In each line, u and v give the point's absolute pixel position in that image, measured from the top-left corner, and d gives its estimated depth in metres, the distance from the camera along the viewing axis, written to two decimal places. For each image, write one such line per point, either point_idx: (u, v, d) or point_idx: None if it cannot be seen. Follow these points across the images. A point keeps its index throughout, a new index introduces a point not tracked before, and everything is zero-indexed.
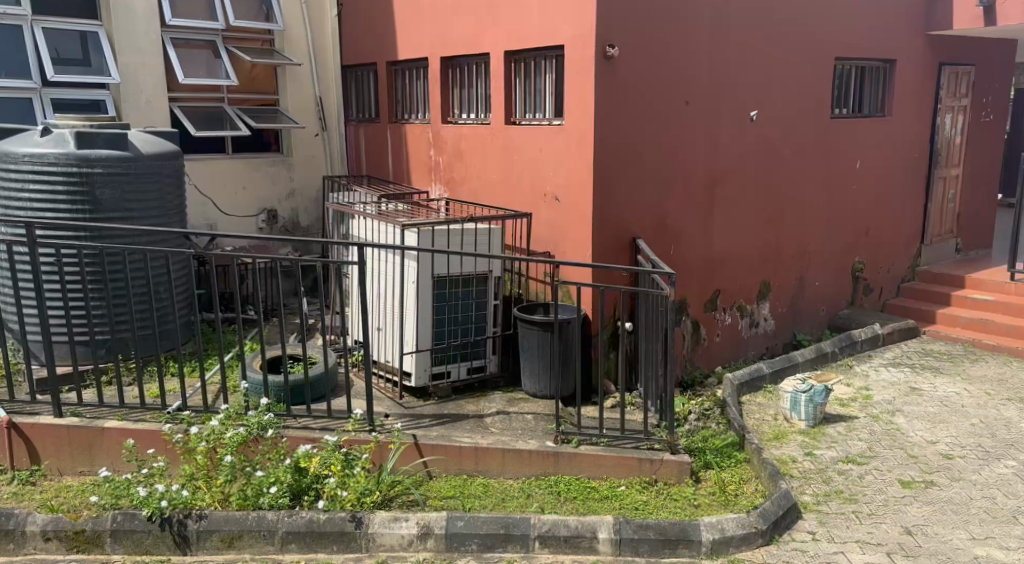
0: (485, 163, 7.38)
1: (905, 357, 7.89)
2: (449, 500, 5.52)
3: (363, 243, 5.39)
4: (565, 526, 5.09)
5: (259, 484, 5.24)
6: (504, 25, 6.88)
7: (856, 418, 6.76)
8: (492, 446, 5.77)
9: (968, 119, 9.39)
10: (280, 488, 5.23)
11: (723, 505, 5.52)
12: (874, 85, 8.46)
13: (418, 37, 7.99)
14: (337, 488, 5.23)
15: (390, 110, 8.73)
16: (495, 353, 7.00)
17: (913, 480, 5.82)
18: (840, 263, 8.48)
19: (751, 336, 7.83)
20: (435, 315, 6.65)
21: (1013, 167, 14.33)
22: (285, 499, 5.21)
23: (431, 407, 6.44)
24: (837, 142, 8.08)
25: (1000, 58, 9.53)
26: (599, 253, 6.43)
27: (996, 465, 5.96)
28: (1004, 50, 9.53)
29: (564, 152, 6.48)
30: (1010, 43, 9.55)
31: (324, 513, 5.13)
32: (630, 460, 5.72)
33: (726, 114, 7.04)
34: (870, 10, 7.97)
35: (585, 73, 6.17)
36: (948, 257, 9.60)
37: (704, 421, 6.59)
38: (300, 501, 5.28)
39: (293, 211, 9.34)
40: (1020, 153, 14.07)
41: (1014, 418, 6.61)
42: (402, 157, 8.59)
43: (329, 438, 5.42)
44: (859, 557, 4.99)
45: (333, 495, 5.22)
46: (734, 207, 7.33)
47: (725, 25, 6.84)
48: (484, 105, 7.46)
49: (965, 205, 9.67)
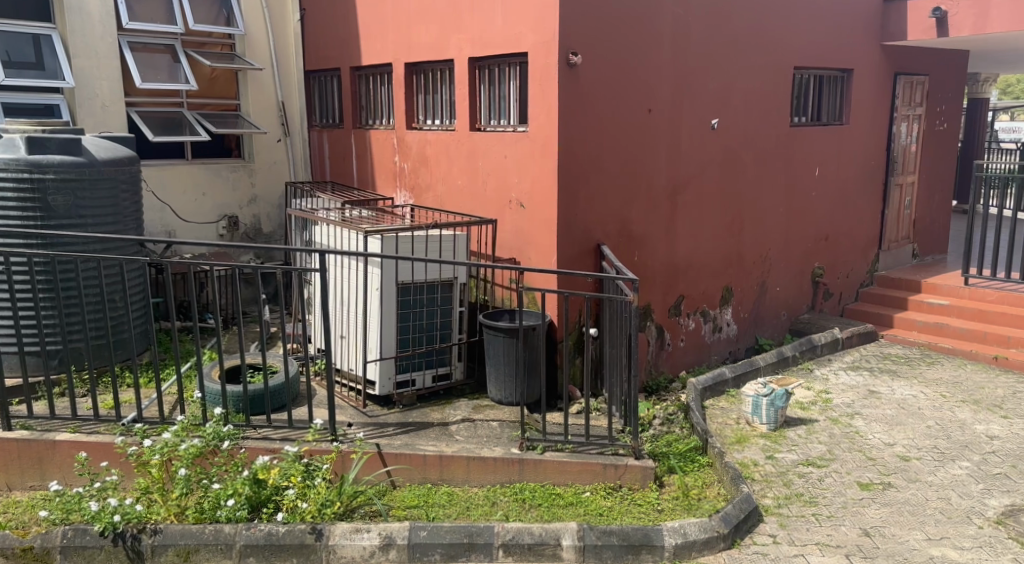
0: (450, 168, 7.37)
1: (864, 361, 8.04)
2: (413, 510, 5.46)
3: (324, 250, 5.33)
4: (530, 534, 5.07)
5: (216, 496, 5.13)
6: (469, 31, 6.88)
7: (816, 422, 6.86)
8: (457, 453, 5.74)
9: (923, 128, 9.64)
10: (238, 500, 5.11)
11: (686, 510, 5.54)
12: (832, 94, 8.65)
13: (382, 42, 7.96)
14: (297, 499, 5.17)
15: (354, 115, 8.66)
16: (461, 360, 6.97)
17: (871, 482, 5.92)
18: (801, 269, 8.63)
19: (715, 341, 7.92)
20: (399, 322, 6.61)
21: (964, 177, 14.73)
22: (243, 511, 5.10)
23: (396, 415, 6.38)
24: (796, 150, 8.23)
25: (952, 69, 9.82)
26: (565, 259, 6.44)
27: (951, 466, 6.10)
28: (955, 61, 9.81)
29: (528, 159, 6.50)
30: (962, 54, 9.85)
31: (284, 525, 5.05)
32: (596, 465, 5.73)
33: (687, 122, 7.13)
34: (828, 20, 8.15)
35: (549, 80, 6.21)
36: (904, 262, 9.83)
37: (668, 426, 6.63)
38: (259, 512, 5.18)
39: (255, 218, 9.22)
40: (971, 165, 14.50)
41: (969, 420, 6.77)
42: (366, 163, 8.52)
43: (290, 449, 5.33)
44: (818, 559, 5.05)
45: (294, 506, 5.15)
46: (696, 214, 7.41)
47: (686, 35, 6.93)
48: (450, 110, 7.44)
49: (921, 212, 9.92)
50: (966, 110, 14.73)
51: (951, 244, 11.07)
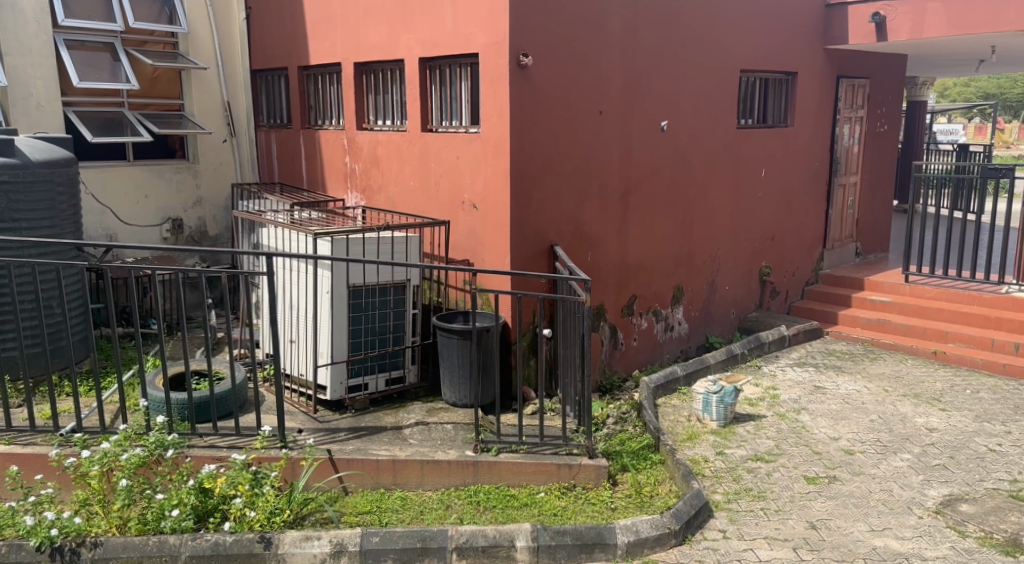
0: (402, 169, 7.30)
1: (810, 357, 8.23)
2: (365, 515, 5.40)
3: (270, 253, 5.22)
4: (483, 536, 5.04)
5: (160, 507, 4.99)
6: (420, 31, 6.83)
7: (764, 417, 7.00)
8: (410, 457, 5.69)
9: (864, 130, 9.92)
10: (183, 511, 4.99)
11: (638, 508, 5.58)
12: (778, 97, 8.84)
13: (330, 42, 7.85)
14: (245, 508, 5.04)
15: (302, 115, 8.52)
16: (414, 363, 6.93)
17: (817, 476, 6.06)
18: (748, 268, 8.80)
19: (667, 340, 8.02)
20: (351, 326, 6.53)
21: (904, 178, 15.19)
22: (189, 521, 4.98)
23: (348, 420, 6.31)
24: (743, 151, 8.38)
25: (891, 73, 10.13)
26: (518, 260, 6.45)
27: (894, 458, 6.28)
28: (893, 65, 10.12)
29: (480, 160, 6.49)
30: (900, 58, 10.16)
31: (231, 535, 4.93)
32: (550, 466, 5.74)
33: (637, 124, 7.20)
34: (772, 25, 8.32)
35: (500, 82, 6.20)
36: (847, 261, 10.10)
37: (622, 425, 6.69)
38: (205, 522, 5.06)
39: (200, 220, 9.01)
40: (909, 166, 14.95)
41: (909, 413, 6.98)
42: (315, 164, 8.40)
43: (237, 457, 5.16)
44: (767, 553, 5.14)
45: (241, 515, 5.03)
46: (648, 215, 7.49)
47: (635, 38, 7.01)
48: (401, 110, 7.38)
49: (864, 212, 10.21)
50: (905, 113, 15.17)
51: (892, 243, 11.42)
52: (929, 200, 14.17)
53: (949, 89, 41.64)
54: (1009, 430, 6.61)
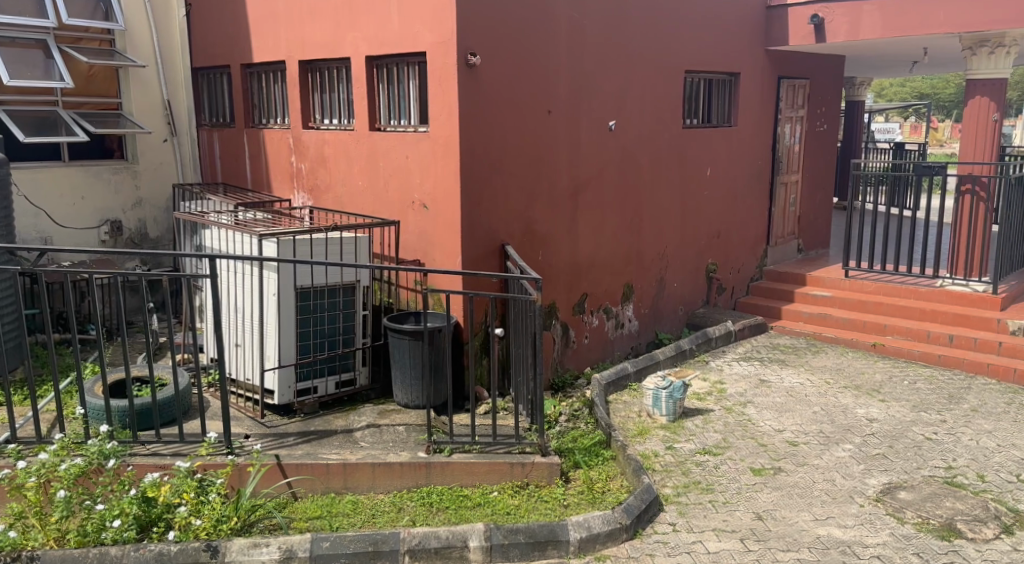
0: (349, 168, 7.22)
1: (755, 351, 8.41)
2: (315, 521, 5.32)
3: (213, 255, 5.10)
4: (435, 538, 5.01)
5: (101, 518, 4.85)
6: (366, 29, 6.76)
7: (712, 411, 7.13)
8: (361, 461, 5.62)
9: (805, 130, 10.17)
10: (124, 521, 4.87)
11: (590, 503, 5.61)
12: (721, 97, 9.00)
13: (273, 40, 7.72)
14: (190, 516, 4.92)
15: (246, 114, 8.36)
16: (365, 365, 6.87)
17: (763, 467, 6.20)
18: (695, 266, 8.94)
19: (617, 337, 8.10)
20: (299, 329, 6.44)
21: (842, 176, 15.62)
22: (131, 532, 4.86)
23: (297, 424, 6.22)
24: (689, 151, 8.51)
25: (830, 74, 10.41)
26: (469, 259, 6.44)
27: (836, 449, 6.46)
28: (831, 66, 10.40)
29: (429, 159, 6.46)
30: (838, 59, 10.45)
31: (176, 544, 4.81)
32: (502, 465, 5.74)
33: (586, 124, 7.25)
34: (715, 26, 8.47)
35: (448, 82, 6.18)
36: (790, 257, 10.35)
37: (574, 422, 6.75)
38: (148, 533, 4.94)
39: (140, 222, 8.76)
40: (847, 164, 15.38)
41: (850, 404, 7.19)
42: (260, 164, 8.25)
43: (181, 465, 5.08)
44: (715, 545, 5.23)
45: (186, 524, 4.91)
46: (597, 214, 7.55)
47: (582, 39, 7.06)
48: (348, 109, 7.30)
49: (805, 209, 10.48)
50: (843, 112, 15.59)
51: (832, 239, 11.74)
52: (867, 197, 14.61)
53: (884, 89, 42.90)
54: (944, 419, 6.85)
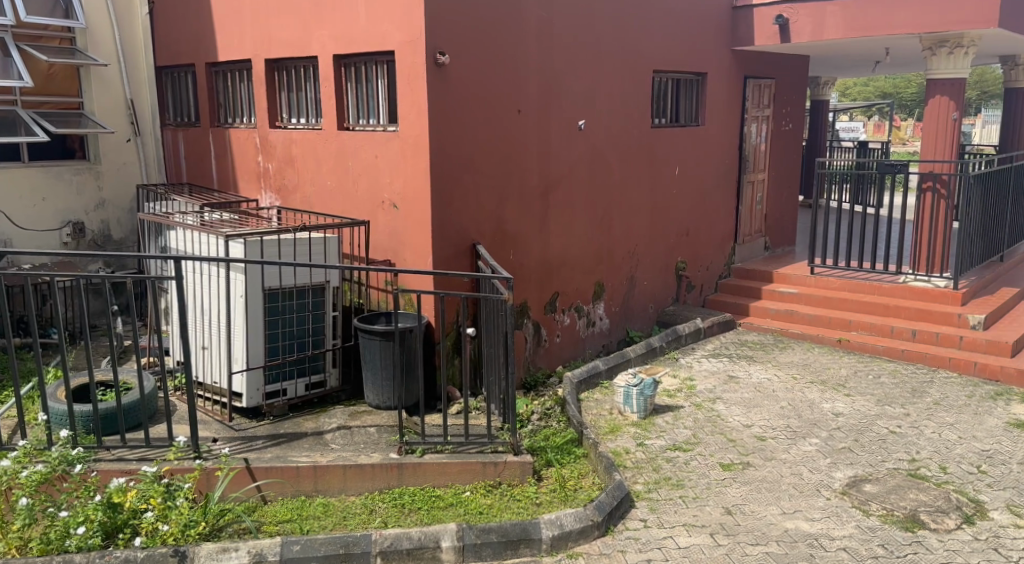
0: (318, 168, 7.15)
1: (724, 348, 8.50)
2: (286, 524, 5.26)
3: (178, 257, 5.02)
4: (408, 539, 4.99)
5: (64, 525, 4.77)
6: (333, 28, 6.71)
7: (682, 408, 7.19)
8: (332, 463, 5.58)
9: (770, 129, 10.30)
10: (89, 528, 4.78)
11: (563, 501, 5.62)
12: (689, 96, 9.08)
13: (238, 38, 7.62)
14: (157, 521, 4.86)
15: (212, 114, 8.25)
16: (335, 367, 6.82)
17: (732, 463, 6.27)
18: (665, 264, 9.02)
19: (588, 335, 8.14)
20: (268, 330, 6.37)
21: (807, 174, 15.88)
22: (96, 539, 4.77)
23: (266, 427, 6.15)
24: (657, 150, 8.57)
25: (794, 74, 10.55)
26: (440, 259, 6.42)
27: (803, 443, 6.55)
28: (796, 66, 10.55)
29: (399, 159, 6.44)
30: (802, 59, 10.59)
31: (142, 550, 4.73)
32: (474, 465, 5.73)
33: (555, 123, 7.27)
34: (682, 26, 8.54)
35: (417, 81, 6.16)
36: (757, 254, 10.48)
37: (546, 421, 6.77)
38: (114, 539, 4.85)
39: (103, 223, 8.60)
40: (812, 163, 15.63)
41: (817, 399, 7.30)
42: (226, 164, 8.15)
43: (147, 469, 5.02)
44: (685, 540, 5.27)
45: (153, 530, 4.85)
46: (567, 212, 7.57)
47: (551, 39, 7.08)
48: (315, 108, 7.23)
49: (771, 207, 10.62)
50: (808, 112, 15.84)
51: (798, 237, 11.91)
52: (832, 196, 14.85)
53: (847, 89, 43.75)
54: (907, 413, 6.99)
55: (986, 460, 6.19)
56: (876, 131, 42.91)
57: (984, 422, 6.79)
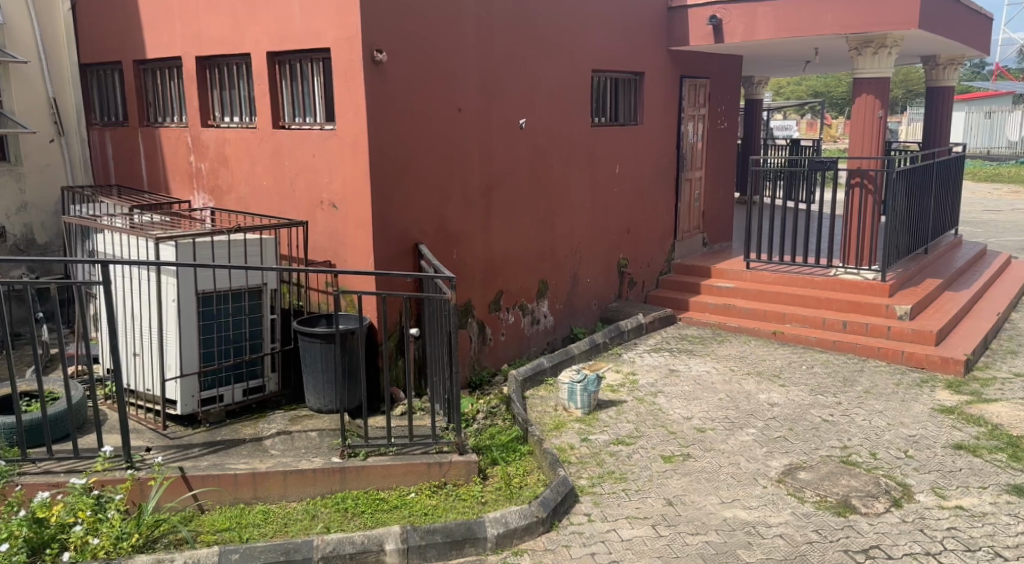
0: (253, 168, 6.98)
1: (665, 342, 8.64)
2: (223, 533, 5.12)
3: (106, 260, 4.83)
4: (350, 543, 4.92)
5: None
6: (266, 25, 6.56)
7: (625, 402, 7.28)
8: (272, 469, 5.46)
9: (706, 127, 10.50)
10: (13, 544, 4.55)
11: (508, 499, 5.61)
12: (627, 95, 9.18)
13: (167, 35, 7.38)
14: (86, 535, 4.72)
15: (140, 113, 7.99)
16: (275, 371, 6.68)
17: (673, 454, 6.38)
18: (607, 261, 9.10)
19: (532, 333, 8.16)
20: (202, 335, 6.21)
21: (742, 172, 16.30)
22: (21, 554, 4.52)
23: (202, 435, 5.98)
24: (597, 148, 8.63)
25: (729, 73, 10.78)
26: (381, 259, 6.35)
27: (741, 433, 6.71)
28: (730, 66, 10.77)
29: (336, 158, 6.33)
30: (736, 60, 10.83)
31: None
32: (419, 466, 5.68)
33: (496, 122, 7.26)
34: (618, 25, 8.62)
35: (354, 79, 6.07)
36: (696, 250, 10.69)
37: (491, 419, 6.77)
38: (40, 555, 4.65)
39: (26, 227, 8.24)
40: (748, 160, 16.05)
41: (753, 390, 7.48)
42: (157, 164, 7.90)
43: (77, 482, 4.90)
44: (628, 532, 5.34)
45: (83, 543, 4.69)
46: (509, 211, 7.57)
47: (490, 38, 7.06)
48: (249, 107, 7.07)
49: (708, 204, 10.83)
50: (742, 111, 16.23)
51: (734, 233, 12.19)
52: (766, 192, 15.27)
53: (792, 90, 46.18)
54: (839, 401, 7.22)
55: (913, 445, 6.44)
56: (805, 128, 44.21)
57: (910, 409, 7.06)
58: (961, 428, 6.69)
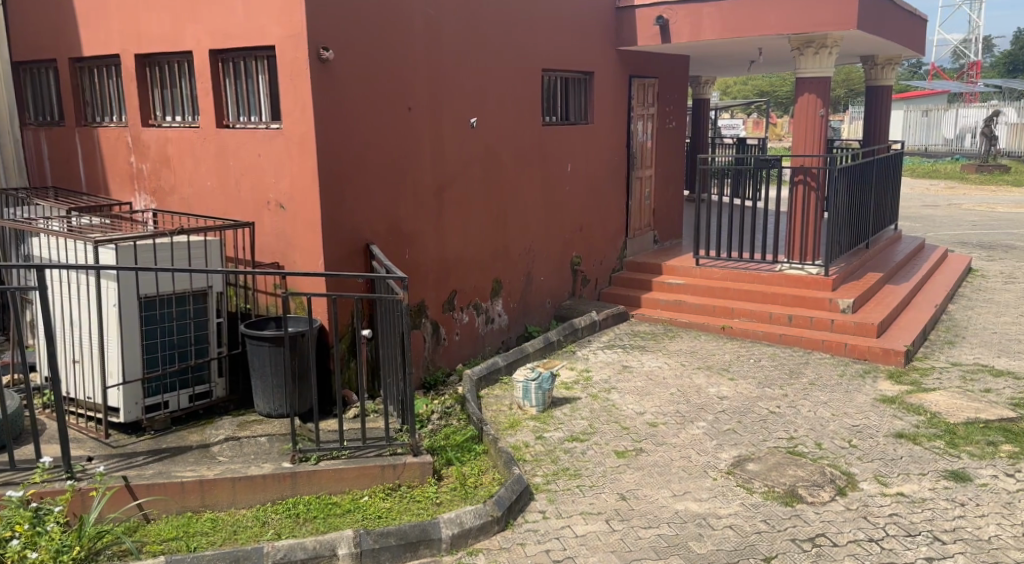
0: (197, 168, 6.81)
1: (618, 339, 8.72)
2: (170, 543, 4.97)
3: (42, 265, 4.65)
4: (302, 549, 4.84)
5: None
6: (208, 22, 6.40)
7: (579, 399, 7.32)
8: (220, 476, 5.33)
9: (655, 126, 10.61)
10: None
11: (463, 499, 5.58)
12: (577, 94, 9.22)
13: (104, 31, 7.14)
14: (24, 549, 4.53)
15: (77, 112, 7.73)
16: (222, 376, 6.53)
17: (626, 449, 6.44)
18: (560, 259, 9.13)
19: (486, 332, 8.14)
20: (145, 340, 6.03)
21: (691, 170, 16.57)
22: None
23: (147, 442, 5.81)
24: (548, 147, 8.65)
25: (677, 73, 10.92)
26: (332, 260, 6.25)
27: (692, 427, 6.80)
28: (678, 66, 10.91)
29: (283, 158, 6.22)
30: (684, 60, 10.97)
31: None
32: (373, 469, 5.61)
33: (447, 121, 7.21)
34: (566, 24, 8.64)
35: (300, 77, 5.96)
36: (647, 248, 10.80)
37: (446, 419, 6.74)
38: None
39: None
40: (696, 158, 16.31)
41: (703, 384, 7.60)
42: (95, 165, 7.65)
43: (13, 494, 4.72)
44: (583, 527, 5.37)
45: (20, 558, 4.51)
46: (461, 210, 7.53)
47: (438, 36, 7.01)
48: (192, 105, 6.89)
49: (659, 202, 10.96)
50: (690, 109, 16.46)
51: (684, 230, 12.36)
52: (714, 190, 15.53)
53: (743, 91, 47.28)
54: (785, 393, 7.38)
55: (856, 434, 6.61)
56: (753, 127, 45.05)
57: (854, 399, 7.25)
58: (902, 417, 6.90)
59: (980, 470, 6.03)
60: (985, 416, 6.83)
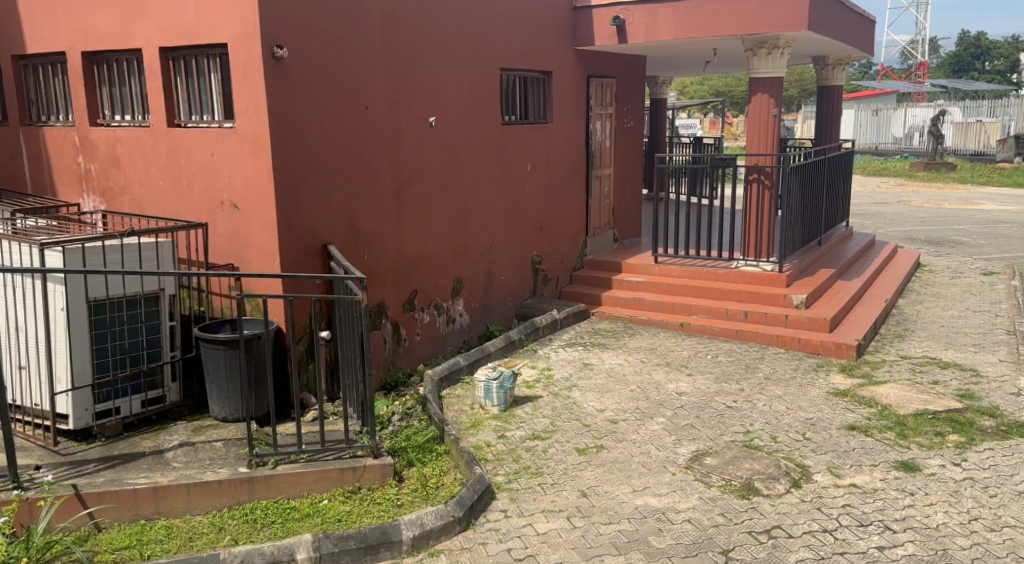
0: (148, 168, 6.65)
1: (578, 337, 8.75)
2: (123, 552, 4.84)
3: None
4: (260, 555, 4.76)
5: None
6: (158, 19, 6.25)
7: (540, 397, 7.33)
8: (174, 483, 5.21)
9: (614, 126, 10.66)
10: None
11: (424, 500, 5.55)
12: (536, 94, 9.23)
13: (49, 27, 6.93)
14: None
15: (21, 111, 7.49)
16: (175, 381, 6.37)
17: (587, 447, 6.46)
18: (521, 258, 9.13)
19: (446, 332, 8.11)
20: (94, 344, 5.87)
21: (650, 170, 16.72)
22: None
23: (98, 450, 5.65)
24: (507, 146, 8.63)
25: (635, 73, 11.00)
26: (288, 261, 6.15)
27: (651, 423, 6.86)
28: (635, 66, 10.98)
29: (237, 158, 6.10)
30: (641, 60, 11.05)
31: None
32: (333, 472, 5.54)
33: (405, 120, 7.15)
34: (523, 23, 8.64)
35: (253, 75, 5.85)
36: (607, 246, 10.87)
37: (407, 421, 6.70)
38: None
39: None
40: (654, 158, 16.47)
41: (662, 380, 7.67)
42: (40, 165, 7.42)
43: None
44: (544, 525, 5.37)
45: None
46: (421, 210, 7.48)
47: (395, 34, 6.94)
48: (141, 104, 6.72)
49: (618, 201, 11.03)
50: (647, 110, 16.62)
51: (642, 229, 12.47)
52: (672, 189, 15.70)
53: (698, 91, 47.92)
54: (742, 388, 7.49)
55: (810, 427, 6.74)
56: (709, 127, 45.58)
57: (808, 393, 7.40)
58: (854, 410, 7.06)
59: (929, 460, 6.19)
60: (934, 407, 7.02)
